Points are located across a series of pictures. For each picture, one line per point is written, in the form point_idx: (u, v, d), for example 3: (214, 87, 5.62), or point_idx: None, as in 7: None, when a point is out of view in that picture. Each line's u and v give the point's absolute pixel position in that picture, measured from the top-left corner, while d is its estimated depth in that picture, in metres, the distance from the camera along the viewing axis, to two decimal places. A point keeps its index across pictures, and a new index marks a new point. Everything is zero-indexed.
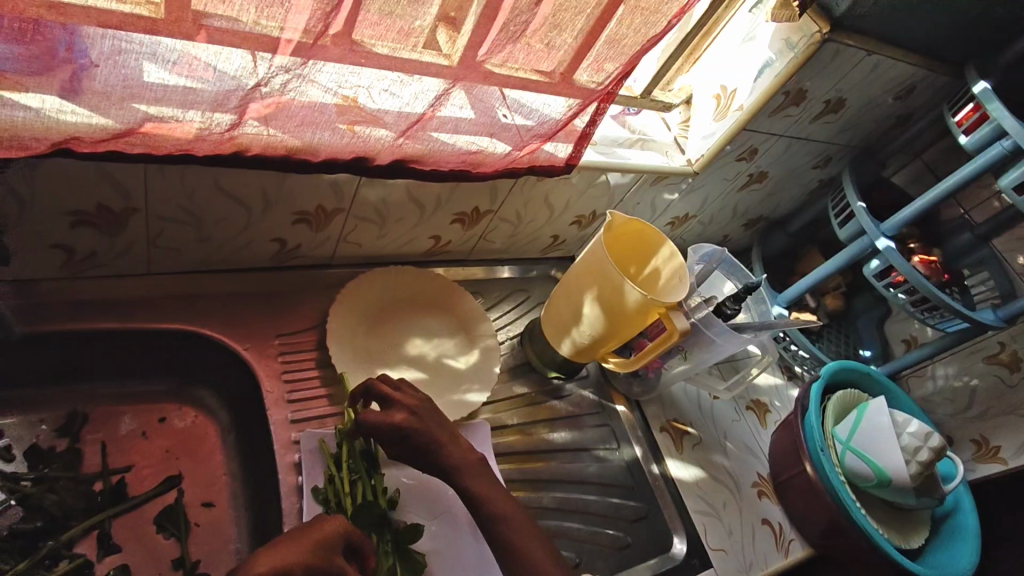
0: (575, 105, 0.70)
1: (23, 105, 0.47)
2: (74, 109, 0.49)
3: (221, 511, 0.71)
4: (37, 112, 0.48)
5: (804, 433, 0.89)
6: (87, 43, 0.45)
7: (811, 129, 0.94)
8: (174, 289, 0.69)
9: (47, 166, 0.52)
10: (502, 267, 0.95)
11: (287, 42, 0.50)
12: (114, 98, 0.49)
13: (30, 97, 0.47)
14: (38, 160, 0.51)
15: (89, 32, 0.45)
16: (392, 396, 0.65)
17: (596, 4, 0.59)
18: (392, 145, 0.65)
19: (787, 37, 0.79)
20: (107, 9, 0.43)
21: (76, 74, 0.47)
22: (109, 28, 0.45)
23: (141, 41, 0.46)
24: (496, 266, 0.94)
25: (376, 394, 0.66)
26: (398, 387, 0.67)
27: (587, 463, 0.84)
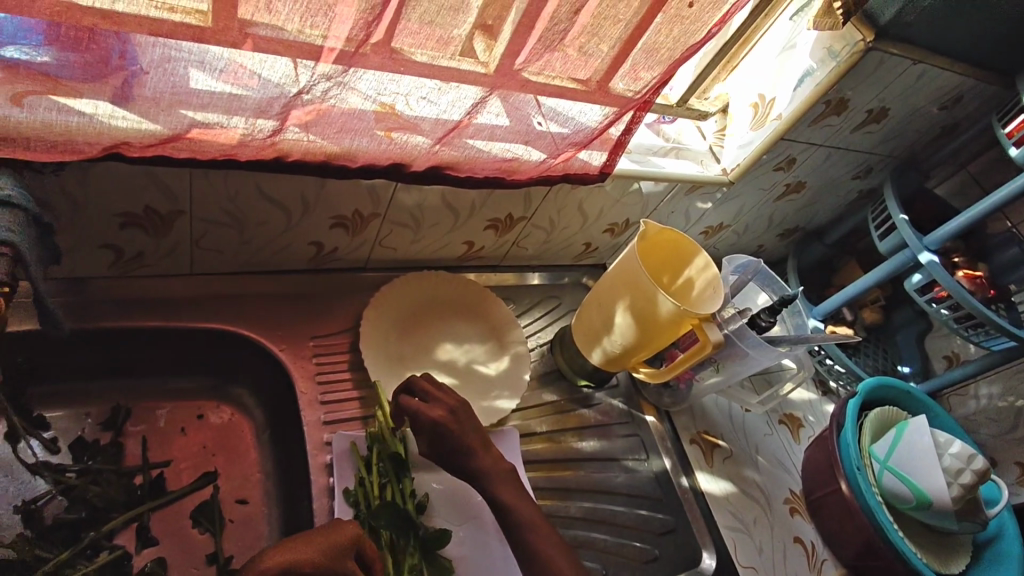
0: (611, 114, 0.70)
1: (78, 111, 0.49)
2: (125, 115, 0.51)
3: (254, 508, 0.72)
4: (90, 117, 0.50)
5: (839, 451, 0.86)
6: (139, 51, 0.47)
7: (852, 139, 0.92)
8: (215, 289, 0.71)
9: (98, 169, 0.54)
10: (532, 274, 0.95)
11: (330, 50, 0.51)
12: (164, 103, 0.51)
13: (84, 104, 0.49)
14: (90, 164, 0.53)
15: (140, 40, 0.46)
16: (430, 393, 0.66)
17: (635, 13, 0.59)
18: (428, 152, 0.65)
19: (829, 45, 0.78)
20: (158, 18, 0.45)
21: (128, 81, 0.49)
22: (160, 36, 0.46)
23: (189, 49, 0.48)
24: (526, 272, 0.95)
25: (417, 388, 0.67)
26: (440, 386, 0.68)
27: (615, 473, 0.83)
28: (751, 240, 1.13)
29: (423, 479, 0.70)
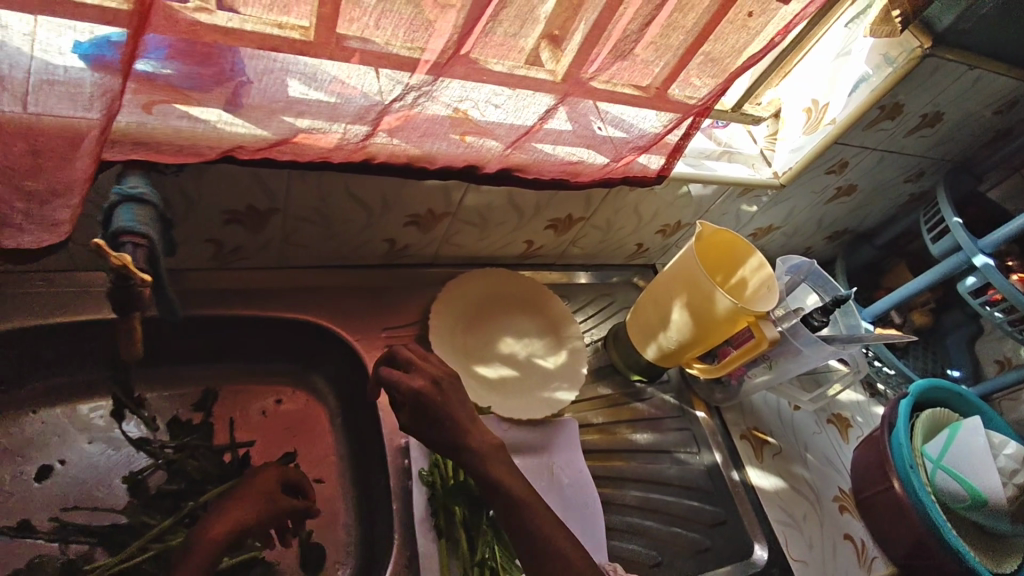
0: (673, 120, 0.74)
1: (198, 118, 0.53)
2: (241, 123, 0.55)
3: (330, 487, 0.78)
4: (211, 124, 0.54)
5: (892, 451, 0.87)
6: (247, 62, 0.51)
7: (904, 143, 0.93)
8: (298, 282, 0.77)
9: (211, 171, 0.60)
10: (580, 273, 0.99)
11: (424, 62, 0.55)
12: (269, 110, 0.55)
13: (204, 112, 0.53)
14: (205, 166, 0.58)
15: (249, 52, 0.50)
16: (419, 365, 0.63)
17: (698, 24, 0.63)
18: (501, 155, 0.69)
19: (885, 51, 0.79)
20: (267, 34, 0.49)
21: (239, 90, 0.53)
22: (265, 49, 0.50)
23: (294, 61, 0.52)
24: (574, 271, 0.99)
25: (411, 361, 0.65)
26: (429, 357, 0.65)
27: (667, 465, 0.86)
28: (798, 243, 1.15)
29: None
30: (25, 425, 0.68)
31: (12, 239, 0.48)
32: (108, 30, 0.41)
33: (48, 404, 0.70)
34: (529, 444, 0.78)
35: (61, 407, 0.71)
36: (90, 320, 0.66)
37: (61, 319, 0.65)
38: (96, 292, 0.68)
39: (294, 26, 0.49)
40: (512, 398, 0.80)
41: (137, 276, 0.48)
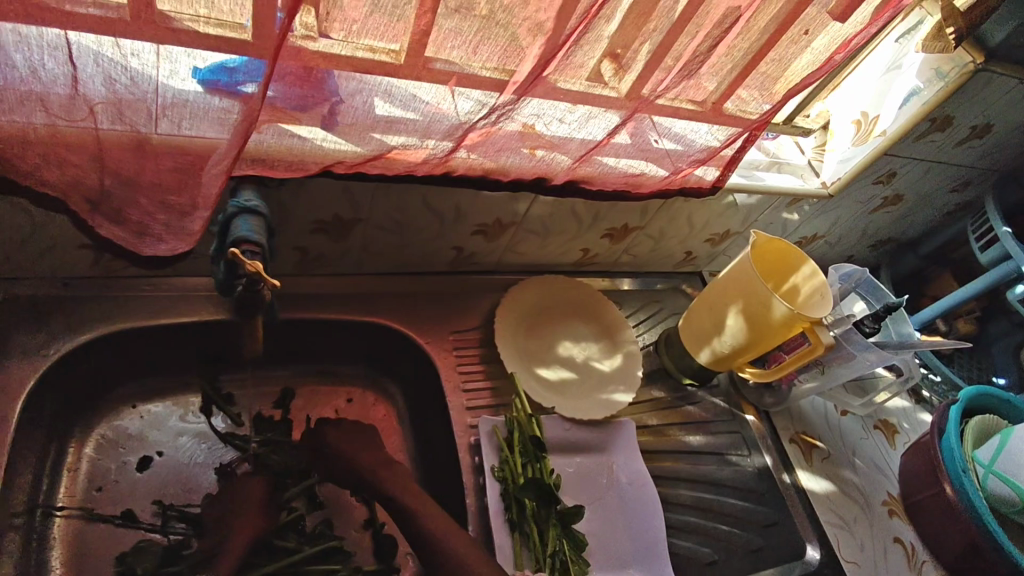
0: (734, 134, 0.78)
1: (299, 136, 0.58)
2: (332, 138, 0.59)
3: (400, 482, 0.82)
4: (310, 142, 0.59)
5: (942, 455, 0.89)
6: (339, 83, 0.55)
7: (953, 154, 0.95)
8: (372, 287, 0.83)
9: (310, 185, 0.64)
10: (620, 279, 1.02)
11: (515, 83, 0.59)
12: (364, 128, 0.59)
13: (303, 130, 0.58)
14: (305, 180, 0.63)
15: (339, 74, 0.54)
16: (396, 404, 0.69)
17: (754, 43, 0.67)
18: (568, 168, 0.74)
19: (937, 66, 0.82)
20: (363, 58, 0.53)
21: (334, 109, 0.57)
22: (358, 72, 0.54)
23: (382, 82, 0.56)
24: (615, 279, 1.02)
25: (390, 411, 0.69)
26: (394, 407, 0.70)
27: (720, 467, 0.89)
28: (842, 252, 1.17)
29: (559, 461, 0.79)
30: (127, 418, 0.74)
31: (150, 246, 0.54)
32: (229, 57, 0.45)
33: (147, 399, 0.76)
34: (590, 444, 0.82)
35: (158, 402, 0.76)
36: (188, 321, 0.72)
37: (164, 320, 0.71)
38: (193, 296, 0.73)
39: (386, 50, 0.53)
40: (574, 399, 0.84)
41: (266, 279, 0.55)
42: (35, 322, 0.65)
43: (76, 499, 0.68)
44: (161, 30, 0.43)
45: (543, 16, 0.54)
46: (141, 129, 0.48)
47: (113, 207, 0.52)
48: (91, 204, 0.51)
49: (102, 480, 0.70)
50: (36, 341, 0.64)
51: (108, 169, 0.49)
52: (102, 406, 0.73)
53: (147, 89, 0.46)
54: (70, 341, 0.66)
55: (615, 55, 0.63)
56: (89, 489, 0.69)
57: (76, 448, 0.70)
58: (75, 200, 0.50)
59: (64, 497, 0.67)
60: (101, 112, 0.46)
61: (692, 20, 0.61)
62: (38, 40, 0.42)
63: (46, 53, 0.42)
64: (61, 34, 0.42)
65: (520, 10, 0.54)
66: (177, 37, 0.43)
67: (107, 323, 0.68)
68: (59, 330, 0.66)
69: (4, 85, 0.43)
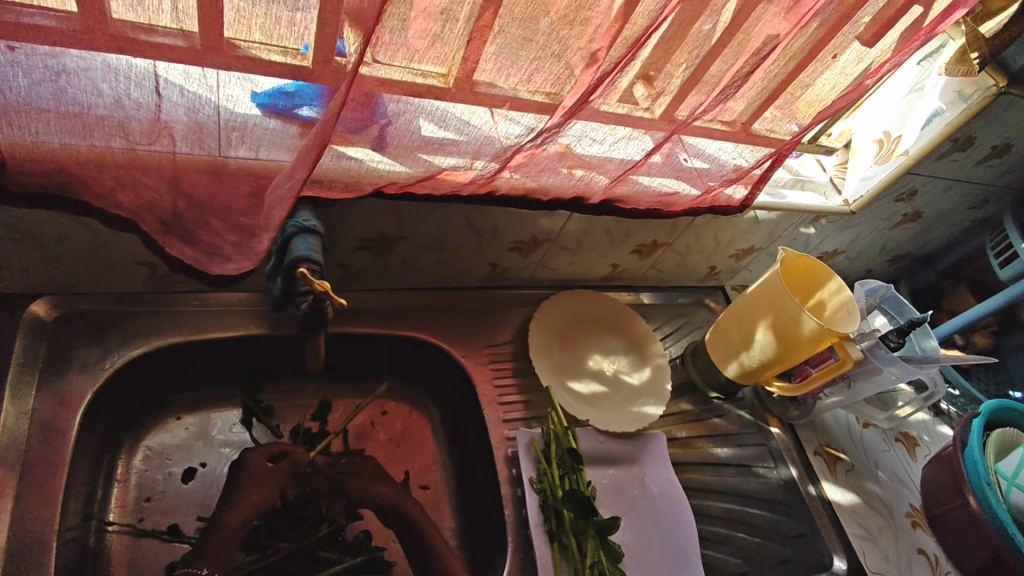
0: (767, 155, 0.81)
1: (350, 157, 0.60)
2: (381, 159, 0.62)
3: (435, 493, 0.83)
4: (362, 163, 0.61)
5: (964, 468, 0.89)
6: (386, 104, 0.57)
7: (973, 172, 0.99)
8: (409, 302, 0.85)
9: (363, 206, 0.69)
10: (640, 294, 1.04)
11: (565, 107, 0.62)
12: (409, 148, 0.61)
13: (354, 151, 0.60)
14: (358, 201, 0.68)
15: (387, 98, 0.56)
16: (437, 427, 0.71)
17: (784, 68, 0.69)
18: (605, 187, 0.76)
19: (960, 88, 0.86)
20: (413, 83, 0.55)
21: (383, 132, 0.59)
22: (410, 96, 0.56)
23: (422, 103, 0.58)
24: (635, 293, 1.03)
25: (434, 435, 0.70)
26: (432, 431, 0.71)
27: (747, 479, 0.90)
28: (860, 267, 1.19)
29: (595, 472, 0.81)
30: (173, 429, 0.76)
31: (218, 264, 0.57)
32: (282, 82, 0.49)
33: (191, 410, 0.78)
34: (623, 456, 0.83)
35: (201, 414, 0.78)
36: (234, 335, 0.74)
37: (211, 334, 0.73)
38: (238, 310, 0.75)
39: (433, 74, 0.54)
40: (606, 412, 0.85)
41: (332, 300, 0.57)
42: (93, 336, 0.68)
43: (127, 510, 0.69)
44: (230, 57, 0.46)
45: (594, 48, 0.57)
46: (217, 153, 0.52)
47: (186, 228, 0.55)
48: (164, 224, 0.54)
49: (150, 491, 0.71)
50: (93, 355, 0.67)
51: (182, 192, 0.53)
52: (149, 418, 0.75)
53: (222, 116, 0.50)
54: (125, 354, 0.68)
55: (652, 80, 0.65)
56: (138, 500, 0.70)
57: (126, 459, 0.72)
58: (148, 221, 0.54)
59: (116, 508, 0.69)
60: (180, 137, 0.50)
61: (728, 45, 0.64)
62: (126, 71, 0.45)
63: (133, 83, 0.46)
64: (150, 66, 0.46)
65: (576, 41, 0.56)
66: (245, 64, 0.46)
67: (159, 336, 0.71)
68: (114, 344, 0.68)
69: (90, 113, 0.47)
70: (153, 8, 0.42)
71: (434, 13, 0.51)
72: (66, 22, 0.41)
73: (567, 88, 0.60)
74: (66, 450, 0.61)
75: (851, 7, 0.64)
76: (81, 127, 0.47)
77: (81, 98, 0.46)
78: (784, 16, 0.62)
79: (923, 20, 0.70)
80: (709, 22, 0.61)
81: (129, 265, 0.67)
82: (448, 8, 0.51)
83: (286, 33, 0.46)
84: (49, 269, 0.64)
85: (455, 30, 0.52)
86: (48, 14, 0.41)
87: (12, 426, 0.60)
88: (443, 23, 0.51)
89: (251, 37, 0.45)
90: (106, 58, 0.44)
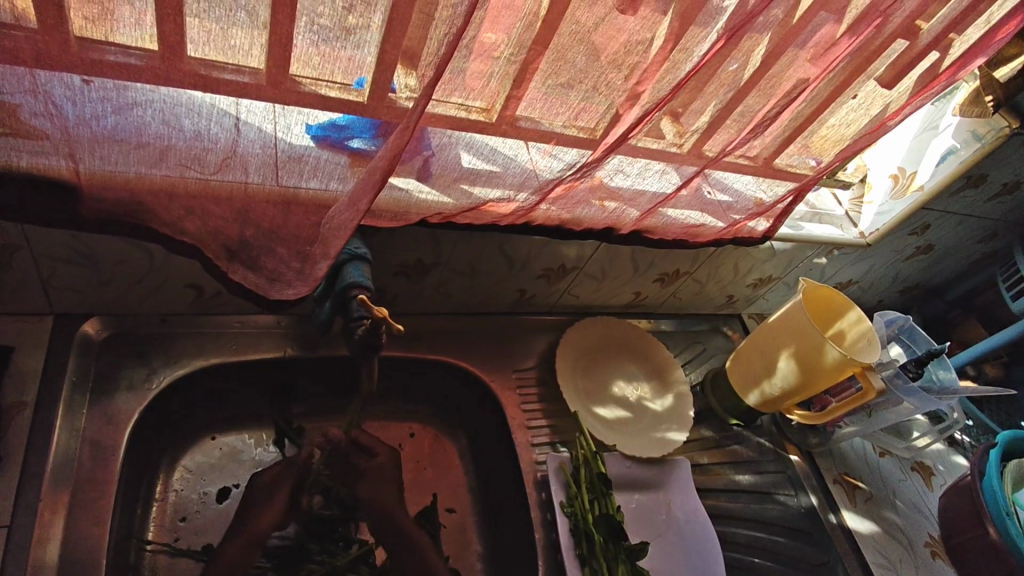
0: (791, 188, 0.84)
1: (397, 186, 0.63)
2: (428, 191, 0.64)
3: (461, 516, 0.84)
4: (407, 192, 0.64)
5: (986, 498, 0.89)
6: (432, 137, 0.59)
7: (984, 208, 1.03)
8: (438, 326, 0.87)
9: (401, 234, 0.72)
10: (659, 321, 1.06)
11: (606, 144, 0.65)
12: (451, 178, 0.63)
13: (400, 180, 0.63)
14: (397, 230, 0.71)
15: (435, 131, 0.59)
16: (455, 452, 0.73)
17: (805, 108, 0.73)
18: (635, 220, 0.79)
19: (973, 129, 0.93)
20: (460, 117, 0.58)
21: (427, 163, 0.62)
22: (457, 130, 0.59)
23: (466, 137, 0.60)
24: (653, 320, 1.05)
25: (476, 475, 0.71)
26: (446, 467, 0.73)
27: (770, 506, 0.92)
28: (873, 297, 1.21)
29: (623, 497, 0.82)
30: (207, 449, 0.77)
31: (279, 291, 0.57)
32: (335, 115, 0.52)
33: (224, 430, 0.78)
34: (648, 482, 0.84)
35: (233, 434, 0.79)
36: (273, 356, 0.76)
37: (250, 356, 0.75)
38: (274, 333, 0.77)
39: (476, 109, 0.58)
40: (632, 438, 0.87)
41: (391, 325, 0.58)
42: (138, 357, 0.70)
43: (163, 529, 0.70)
44: (289, 91, 0.50)
45: (636, 86, 0.61)
46: (286, 185, 0.55)
47: (250, 255, 0.56)
48: (228, 251, 0.55)
49: (185, 511, 0.72)
50: (139, 375, 0.69)
51: (250, 221, 0.55)
52: (186, 437, 0.76)
53: (292, 150, 0.54)
54: (169, 375, 0.71)
55: (681, 116, 0.68)
56: (174, 520, 0.71)
57: (165, 478, 0.73)
58: (211, 247, 0.54)
59: (153, 527, 0.70)
60: (253, 169, 0.53)
61: (757, 85, 0.67)
62: (207, 108, 0.50)
63: (212, 119, 0.50)
64: (229, 104, 0.50)
65: (620, 83, 0.60)
66: (301, 99, 0.51)
67: (200, 357, 0.72)
68: (159, 364, 0.71)
69: (170, 146, 0.50)
70: (235, 49, 0.46)
71: (487, 55, 0.54)
72: (144, 59, 0.45)
73: (604, 123, 0.63)
74: (114, 468, 0.63)
75: (872, 53, 0.68)
76: (158, 157, 0.50)
77: (163, 132, 0.50)
78: (813, 63, 0.66)
79: (938, 65, 0.74)
80: (737, 62, 0.64)
81: (176, 287, 0.69)
82: (500, 50, 0.54)
83: (343, 69, 0.50)
84: (101, 292, 0.66)
85: (505, 70, 0.55)
86: (130, 52, 0.45)
87: (64, 443, 0.62)
88: (495, 64, 0.54)
89: (333, 80, 0.50)
90: (190, 96, 0.49)
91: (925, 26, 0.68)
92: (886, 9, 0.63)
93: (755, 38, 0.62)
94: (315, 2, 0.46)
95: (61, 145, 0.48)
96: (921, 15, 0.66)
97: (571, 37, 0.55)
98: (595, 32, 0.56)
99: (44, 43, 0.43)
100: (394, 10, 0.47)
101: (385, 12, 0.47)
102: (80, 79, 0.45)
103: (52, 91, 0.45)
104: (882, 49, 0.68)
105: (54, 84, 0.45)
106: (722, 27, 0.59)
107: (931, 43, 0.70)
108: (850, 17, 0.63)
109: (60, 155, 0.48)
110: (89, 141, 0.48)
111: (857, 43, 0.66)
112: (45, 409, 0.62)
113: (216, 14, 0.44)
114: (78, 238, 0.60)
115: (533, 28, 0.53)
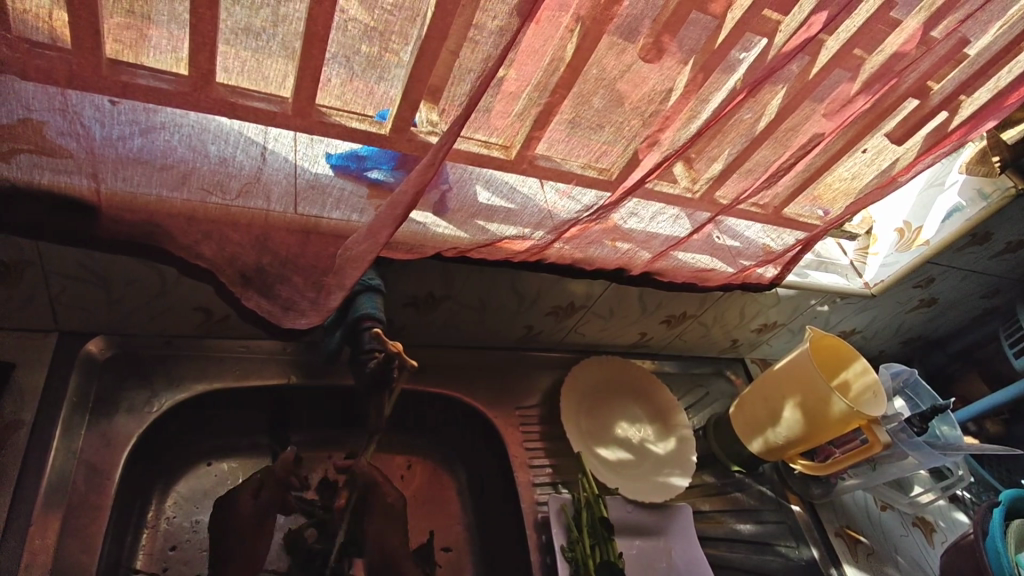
0: (801, 237, 0.85)
1: (415, 220, 0.63)
2: (444, 225, 0.64)
3: (457, 555, 0.80)
4: (422, 225, 0.63)
5: (987, 558, 0.86)
6: (451, 173, 0.60)
7: (987, 264, 1.05)
8: (442, 359, 0.86)
9: (413, 267, 0.72)
10: (661, 363, 1.05)
11: (623, 187, 0.66)
12: (468, 214, 0.63)
13: (418, 216, 0.63)
14: (409, 263, 0.71)
15: (457, 167, 0.59)
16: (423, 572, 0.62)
17: (817, 161, 0.74)
18: (647, 261, 0.78)
19: (979, 188, 0.97)
20: (480, 154, 0.58)
21: (444, 197, 0.62)
22: (476, 166, 0.59)
23: (485, 174, 0.61)
24: (656, 362, 1.05)
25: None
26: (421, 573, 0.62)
27: (771, 557, 0.89)
28: (875, 347, 1.21)
29: (624, 540, 0.80)
30: (202, 476, 0.74)
31: (292, 320, 0.56)
32: (358, 146, 0.53)
33: (220, 457, 0.76)
34: (649, 527, 0.82)
35: (229, 461, 0.76)
36: (275, 383, 0.75)
37: (252, 381, 0.74)
38: (278, 359, 0.77)
39: (496, 146, 0.58)
40: (634, 481, 0.85)
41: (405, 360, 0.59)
42: (141, 379, 0.69)
43: (152, 559, 0.67)
44: (314, 123, 0.50)
45: (656, 132, 0.62)
46: (307, 214, 0.54)
47: (264, 282, 0.55)
48: (244, 278, 0.54)
49: (175, 540, 0.69)
50: (140, 399, 0.68)
51: (268, 249, 0.54)
52: (182, 463, 0.74)
53: (315, 179, 0.54)
54: (171, 398, 0.70)
55: (695, 162, 0.69)
56: (164, 548, 0.68)
57: (157, 505, 0.70)
58: (227, 273, 0.54)
59: (142, 556, 0.66)
60: (275, 198, 0.53)
61: (772, 137, 0.68)
62: (235, 136, 0.51)
63: (239, 147, 0.51)
64: (257, 132, 0.51)
65: (639, 129, 0.61)
66: (327, 129, 0.51)
67: (202, 380, 0.72)
68: (160, 387, 0.70)
69: (193, 170, 0.50)
70: (268, 80, 0.47)
71: (514, 94, 0.55)
72: (175, 84, 0.45)
73: (620, 166, 0.64)
74: (108, 492, 0.62)
75: (885, 110, 0.69)
76: (179, 180, 0.50)
77: (188, 156, 0.50)
78: (828, 118, 0.67)
79: (947, 125, 0.75)
80: (753, 112, 0.65)
81: (186, 310, 0.69)
82: (526, 90, 0.55)
83: (370, 101, 0.50)
84: (107, 311, 0.65)
85: (528, 109, 0.56)
86: (161, 77, 0.45)
87: (59, 463, 0.60)
88: (519, 103, 0.55)
89: (358, 111, 0.51)
90: (219, 123, 0.50)
91: (936, 87, 0.69)
92: (901, 70, 0.65)
93: (771, 90, 0.64)
94: (348, 38, 0.47)
95: (85, 165, 0.48)
96: (932, 77, 0.68)
97: (595, 83, 0.57)
98: (620, 79, 0.57)
99: (77, 65, 0.43)
100: (424, 49, 0.48)
101: (414, 49, 0.48)
102: (110, 101, 0.46)
103: (83, 111, 0.46)
104: (893, 108, 0.70)
105: (85, 105, 0.46)
106: (740, 80, 0.60)
107: (943, 102, 0.71)
108: (864, 75, 0.64)
109: (83, 174, 0.48)
110: (113, 162, 0.48)
111: (871, 102, 0.67)
112: (43, 428, 0.61)
113: (251, 44, 0.45)
114: (90, 258, 0.59)
115: (558, 72, 0.54)
